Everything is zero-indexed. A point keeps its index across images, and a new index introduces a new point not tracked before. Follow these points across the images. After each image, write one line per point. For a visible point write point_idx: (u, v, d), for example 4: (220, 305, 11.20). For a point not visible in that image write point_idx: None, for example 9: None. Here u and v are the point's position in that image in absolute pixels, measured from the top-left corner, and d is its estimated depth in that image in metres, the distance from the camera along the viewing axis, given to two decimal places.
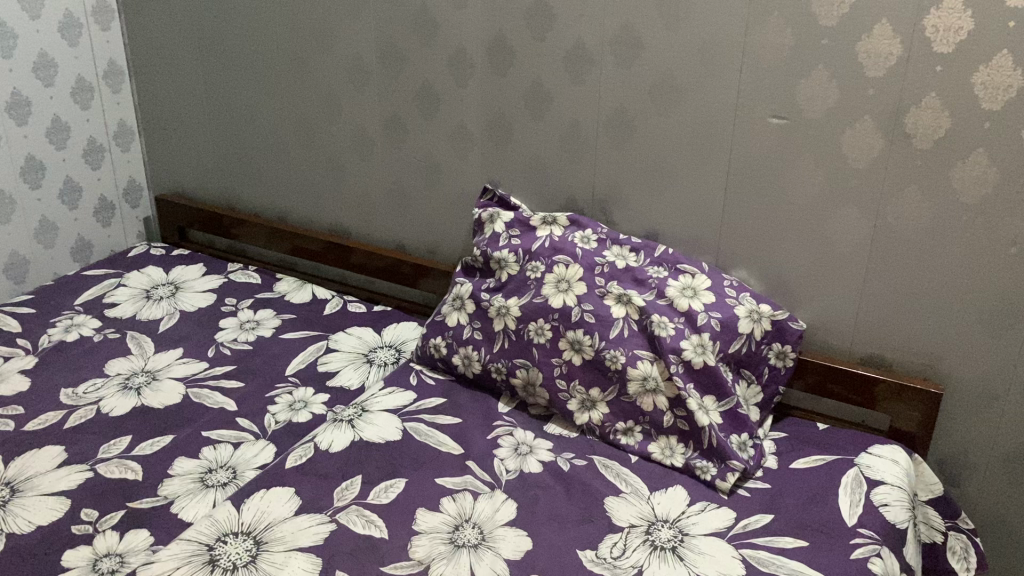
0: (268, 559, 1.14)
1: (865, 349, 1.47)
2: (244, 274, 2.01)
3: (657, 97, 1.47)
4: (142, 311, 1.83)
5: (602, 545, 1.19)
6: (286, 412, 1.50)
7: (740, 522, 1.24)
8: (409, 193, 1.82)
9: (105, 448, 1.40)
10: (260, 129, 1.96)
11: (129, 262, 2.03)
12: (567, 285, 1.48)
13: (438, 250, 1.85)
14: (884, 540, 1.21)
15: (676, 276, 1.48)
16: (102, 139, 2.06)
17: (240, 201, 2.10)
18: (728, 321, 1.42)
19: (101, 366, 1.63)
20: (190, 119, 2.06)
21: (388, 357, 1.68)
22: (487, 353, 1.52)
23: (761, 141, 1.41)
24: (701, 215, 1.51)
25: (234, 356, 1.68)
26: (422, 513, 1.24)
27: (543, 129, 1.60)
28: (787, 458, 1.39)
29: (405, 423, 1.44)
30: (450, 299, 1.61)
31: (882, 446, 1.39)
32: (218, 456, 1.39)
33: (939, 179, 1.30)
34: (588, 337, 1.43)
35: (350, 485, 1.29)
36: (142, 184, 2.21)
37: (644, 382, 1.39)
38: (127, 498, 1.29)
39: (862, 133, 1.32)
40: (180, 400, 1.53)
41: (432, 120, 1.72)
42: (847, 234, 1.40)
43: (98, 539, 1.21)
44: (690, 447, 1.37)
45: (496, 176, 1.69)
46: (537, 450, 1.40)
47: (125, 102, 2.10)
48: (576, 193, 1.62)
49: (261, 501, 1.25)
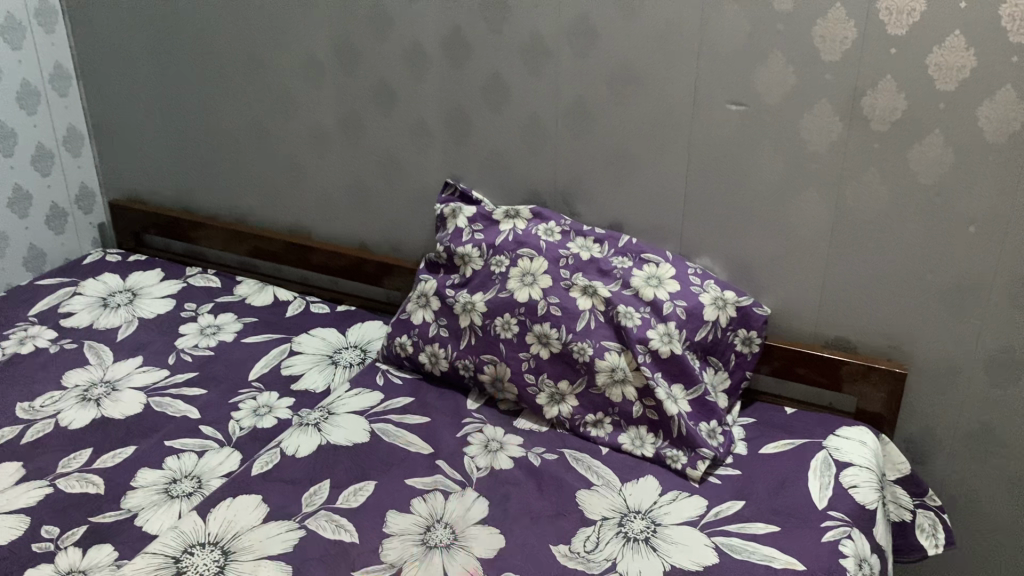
0: (237, 569, 1.12)
1: (829, 332, 1.48)
2: (203, 277, 1.97)
3: (615, 87, 1.46)
4: (99, 320, 1.78)
5: (575, 539, 1.19)
6: (250, 418, 1.47)
7: (712, 510, 1.25)
8: (369, 191, 1.80)
9: (64, 462, 1.37)
10: (214, 130, 1.93)
11: (85, 269, 1.98)
12: (532, 279, 1.47)
13: (401, 248, 1.82)
14: (854, 522, 1.22)
15: (640, 266, 1.48)
16: (51, 145, 2.00)
17: (197, 204, 2.06)
18: (693, 309, 1.42)
19: (58, 378, 1.59)
20: (143, 121, 2.01)
21: (354, 358, 1.66)
22: (454, 350, 1.51)
23: (720, 127, 1.40)
24: (663, 204, 1.51)
25: (195, 362, 1.65)
26: (393, 515, 1.23)
27: (502, 122, 1.59)
28: (756, 444, 1.39)
29: (372, 425, 1.42)
30: (414, 296, 1.59)
31: (848, 427, 1.41)
32: (183, 466, 1.36)
33: (897, 161, 1.30)
34: (555, 331, 1.42)
35: (318, 490, 1.27)
36: (94, 189, 2.16)
37: (613, 373, 1.39)
38: (90, 513, 1.26)
39: (820, 118, 1.33)
40: (141, 410, 1.50)
41: (390, 116, 1.69)
42: (809, 218, 1.40)
43: (60, 556, 1.17)
44: (660, 436, 1.37)
45: (457, 170, 1.68)
46: (508, 446, 1.39)
47: (73, 107, 2.05)
48: (538, 186, 1.61)
49: (228, 510, 1.23)
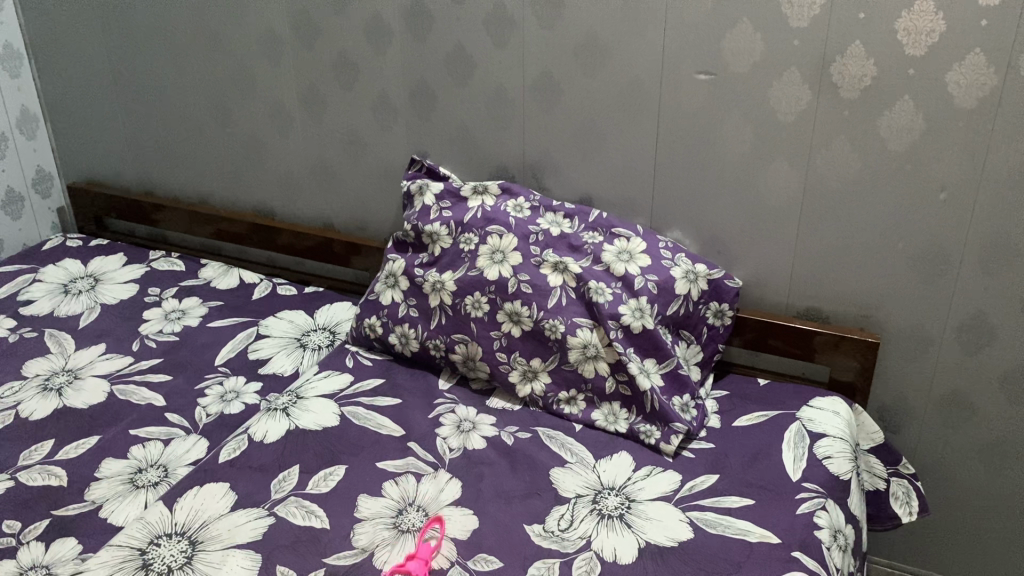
0: (204, 559, 1.10)
1: (801, 303, 1.47)
2: (167, 261, 1.92)
3: (581, 58, 1.43)
4: (59, 307, 1.74)
5: (550, 519, 1.18)
6: (217, 404, 1.44)
7: (687, 484, 1.24)
8: (334, 169, 1.76)
9: (25, 454, 1.33)
10: (174, 110, 1.88)
11: (44, 256, 1.93)
12: (502, 256, 1.44)
13: (368, 227, 1.79)
14: (828, 493, 1.22)
15: (611, 241, 1.46)
16: (3, 127, 1.94)
17: (159, 186, 2.01)
18: (665, 283, 1.40)
19: (18, 368, 1.55)
20: (99, 102, 1.96)
21: (323, 340, 1.63)
22: (425, 330, 1.48)
23: (688, 97, 1.38)
24: (632, 176, 1.49)
25: (159, 348, 1.61)
26: (364, 499, 1.21)
27: (468, 96, 1.55)
28: (730, 416, 1.38)
29: (342, 408, 1.40)
30: (383, 277, 1.56)
31: (822, 398, 1.40)
32: (148, 455, 1.33)
33: (866, 129, 1.29)
34: (526, 308, 1.40)
35: (288, 476, 1.25)
36: (52, 173, 2.10)
37: (585, 350, 1.37)
38: (52, 506, 1.23)
39: (789, 85, 1.31)
40: (104, 399, 1.46)
41: (352, 92, 1.65)
42: (779, 188, 1.39)
43: (22, 552, 1.14)
44: (633, 412, 1.35)
45: (423, 146, 1.64)
46: (480, 425, 1.37)
47: (26, 87, 1.98)
48: (506, 160, 1.59)
49: (195, 499, 1.20)
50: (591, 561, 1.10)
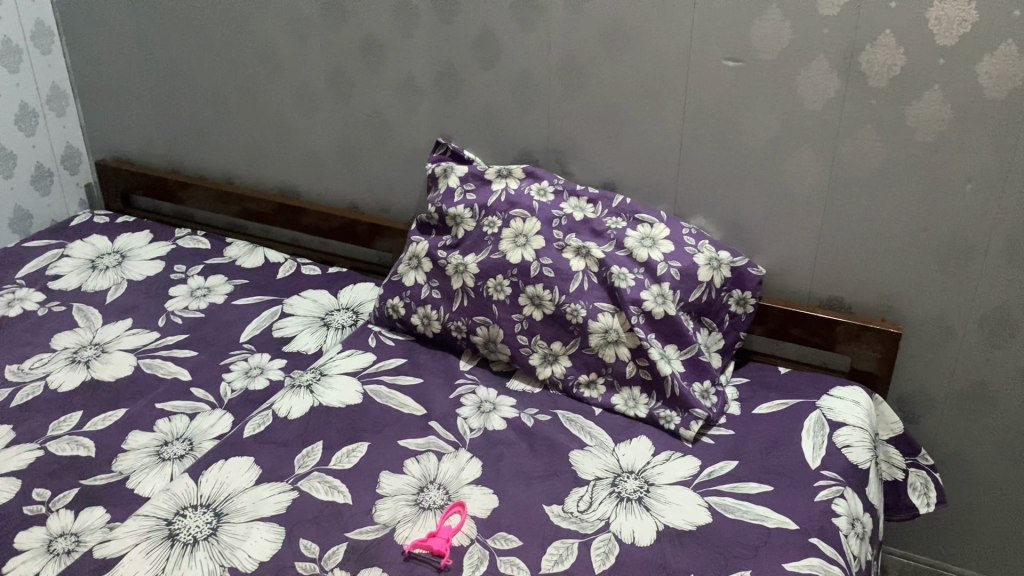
0: (230, 531, 1.12)
1: (823, 292, 1.47)
2: (192, 239, 1.94)
3: (608, 43, 1.43)
4: (87, 282, 1.76)
5: (568, 500, 1.19)
6: (242, 380, 1.46)
7: (705, 470, 1.25)
8: (359, 150, 1.77)
9: (55, 425, 1.36)
10: (201, 89, 1.89)
11: (73, 231, 1.96)
12: (525, 239, 1.45)
13: (392, 208, 1.81)
14: (847, 481, 1.22)
15: (634, 227, 1.46)
16: (34, 104, 1.96)
17: (185, 164, 2.03)
18: (687, 270, 1.40)
19: (47, 341, 1.58)
20: (128, 80, 1.98)
21: (346, 319, 1.64)
22: (447, 312, 1.49)
23: (715, 83, 1.38)
24: (656, 162, 1.49)
25: (185, 324, 1.64)
26: (386, 476, 1.22)
27: (493, 79, 1.56)
28: (749, 404, 1.39)
29: (365, 386, 1.42)
30: (406, 258, 1.57)
31: (842, 387, 1.40)
32: (174, 428, 1.35)
33: (894, 119, 1.29)
34: (548, 292, 1.41)
35: (311, 451, 1.27)
36: (80, 149, 2.12)
37: (606, 334, 1.38)
38: (81, 476, 1.25)
39: (816, 73, 1.30)
40: (131, 372, 1.49)
41: (379, 73, 1.66)
42: (804, 176, 1.38)
43: (52, 519, 1.17)
44: (653, 397, 1.36)
45: (448, 128, 1.65)
46: (501, 407, 1.38)
47: (56, 65, 2.00)
48: (530, 144, 1.59)
49: (221, 471, 1.22)
50: (609, 542, 1.11)
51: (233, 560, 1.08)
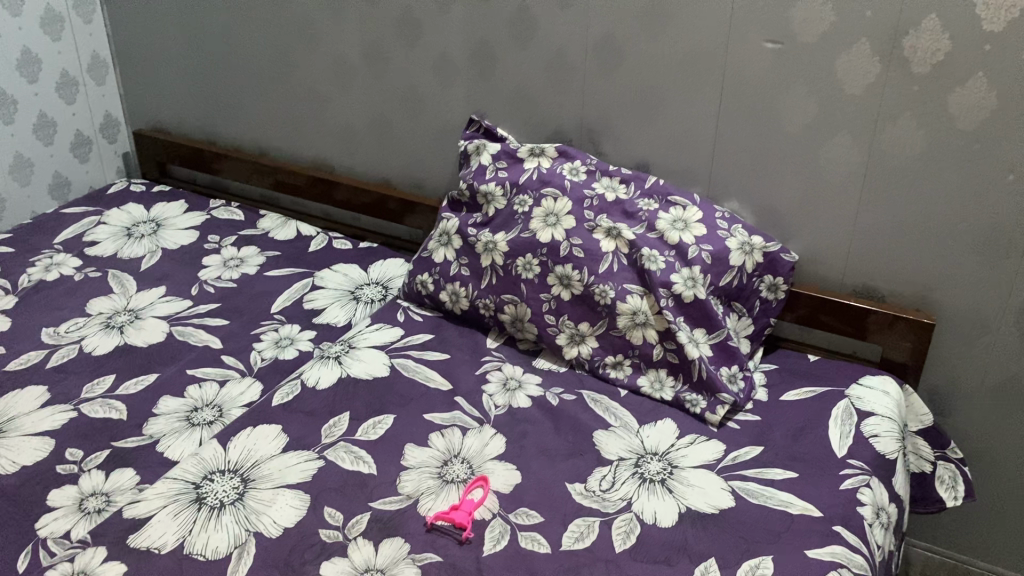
0: (256, 496, 1.13)
1: (857, 281, 1.45)
2: (226, 210, 1.96)
3: (646, 22, 1.41)
4: (123, 249, 1.79)
5: (591, 479, 1.19)
6: (272, 349, 1.48)
7: (730, 454, 1.24)
8: (392, 126, 1.78)
9: (88, 387, 1.39)
10: (239, 61, 1.90)
11: (109, 199, 1.99)
12: (555, 219, 1.45)
13: (424, 184, 1.81)
14: (873, 471, 1.21)
15: (667, 209, 1.45)
16: (74, 72, 1.99)
17: (222, 136, 2.04)
18: (719, 254, 1.39)
19: (83, 305, 1.61)
20: (166, 50, 1.99)
21: (375, 294, 1.65)
22: (475, 290, 1.50)
23: (753, 65, 1.36)
24: (690, 144, 1.48)
25: (217, 293, 1.66)
26: (411, 448, 1.23)
27: (529, 57, 1.55)
28: (777, 390, 1.38)
29: (392, 360, 1.43)
30: (436, 235, 1.58)
31: (872, 376, 1.39)
32: (204, 394, 1.37)
33: (937, 105, 1.26)
34: (577, 272, 1.40)
35: (338, 422, 1.28)
36: (119, 119, 2.15)
37: (634, 317, 1.37)
38: (112, 438, 1.27)
39: (858, 57, 1.28)
40: (164, 339, 1.51)
41: (414, 48, 1.66)
42: (841, 161, 1.37)
43: (84, 478, 1.20)
44: (680, 380, 1.36)
45: (482, 106, 1.65)
46: (526, 385, 1.39)
47: (98, 34, 2.02)
48: (564, 124, 1.58)
49: (249, 438, 1.24)
50: (630, 522, 1.12)
51: (258, 526, 1.09)
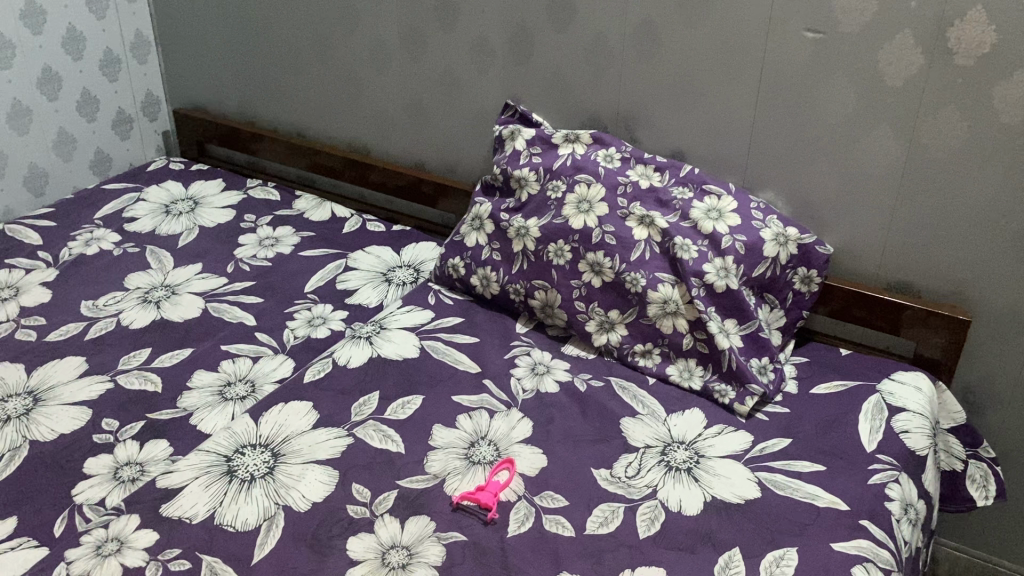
0: (286, 471, 1.15)
1: (892, 276, 1.44)
2: (263, 190, 1.98)
3: (685, 9, 1.40)
4: (161, 226, 1.82)
5: (617, 465, 1.19)
6: (304, 328, 1.50)
7: (757, 445, 1.24)
8: (428, 109, 1.79)
9: (125, 359, 1.42)
10: (278, 42, 1.92)
11: (149, 176, 2.02)
12: (588, 206, 1.45)
13: (458, 169, 1.82)
14: (902, 467, 1.20)
15: (701, 198, 1.44)
16: (118, 50, 2.02)
17: (260, 116, 2.06)
18: (753, 244, 1.38)
19: (122, 280, 1.64)
20: (207, 30, 2.01)
21: (407, 276, 1.67)
22: (506, 275, 1.50)
23: (794, 55, 1.35)
24: (727, 133, 1.47)
25: (253, 272, 1.68)
26: (439, 429, 1.25)
27: (566, 42, 1.55)
28: (807, 383, 1.37)
29: (422, 341, 1.44)
30: (469, 219, 1.58)
31: (904, 372, 1.37)
32: (238, 370, 1.39)
33: (980, 99, 1.24)
34: (609, 259, 1.40)
35: (367, 401, 1.29)
36: (160, 97, 2.18)
37: (665, 305, 1.37)
38: (147, 409, 1.30)
39: (900, 49, 1.26)
40: (199, 314, 1.53)
41: (452, 32, 1.66)
42: (880, 154, 1.35)
43: (119, 448, 1.22)
44: (709, 370, 1.35)
45: (517, 91, 1.65)
46: (554, 370, 1.39)
47: (141, 13, 2.05)
48: (599, 110, 1.58)
49: (280, 414, 1.26)
50: (655, 509, 1.12)
51: (287, 500, 1.11)
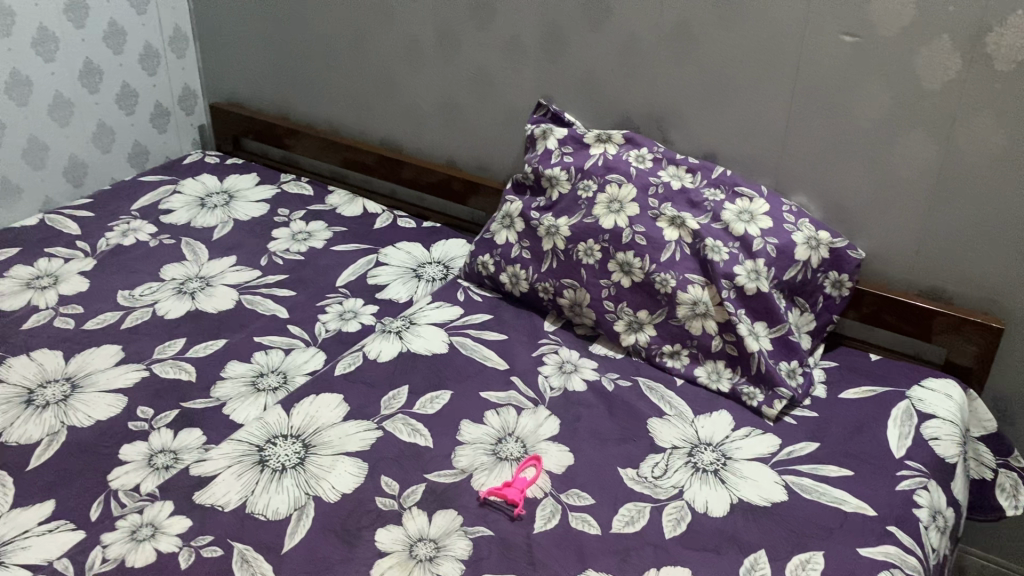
0: (317, 462, 1.17)
1: (926, 281, 1.43)
2: (296, 184, 2.01)
3: (720, 10, 1.40)
4: (196, 218, 1.85)
5: (643, 465, 1.20)
6: (335, 321, 1.52)
7: (785, 449, 1.23)
8: (461, 107, 1.80)
9: (160, 348, 1.44)
10: (314, 38, 1.94)
11: (185, 169, 2.05)
12: (619, 206, 1.45)
13: (489, 167, 1.83)
14: (931, 474, 1.20)
15: (733, 200, 1.44)
16: (157, 45, 2.05)
17: (294, 111, 2.09)
18: (785, 247, 1.38)
19: (157, 271, 1.67)
20: (244, 26, 2.04)
21: (437, 273, 1.68)
22: (535, 273, 1.51)
23: (829, 58, 1.34)
24: (760, 136, 1.47)
25: (285, 265, 1.70)
26: (467, 425, 1.26)
27: (600, 42, 1.55)
28: (836, 388, 1.36)
29: (451, 337, 1.45)
30: (499, 217, 1.59)
31: (934, 379, 1.37)
32: (270, 361, 1.41)
33: (1019, 104, 1.23)
34: (639, 260, 1.41)
35: (396, 395, 1.31)
36: (196, 91, 2.21)
37: (694, 307, 1.37)
38: (181, 398, 1.32)
39: (938, 53, 1.25)
40: (233, 306, 1.56)
41: (486, 31, 1.67)
42: (914, 158, 1.34)
43: (154, 436, 1.25)
44: (737, 372, 1.35)
45: (550, 90, 1.66)
46: (582, 368, 1.40)
47: (180, 8, 2.08)
48: (632, 111, 1.58)
49: (311, 405, 1.27)
50: (681, 510, 1.12)
51: (318, 490, 1.13)
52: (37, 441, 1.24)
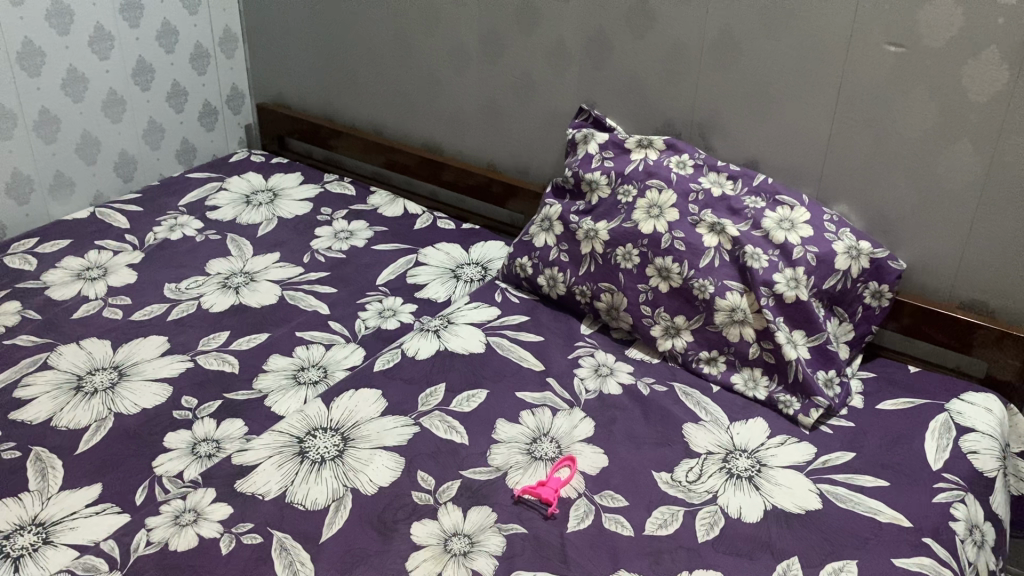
0: (355, 455, 1.19)
1: (968, 294, 1.42)
2: (340, 184, 2.04)
3: (766, 20, 1.41)
4: (241, 215, 1.89)
5: (678, 469, 1.20)
6: (375, 319, 1.54)
7: (821, 458, 1.23)
8: (503, 111, 1.82)
9: (205, 340, 1.48)
10: (360, 41, 1.97)
11: (231, 167, 2.09)
12: (658, 211, 1.46)
13: (529, 170, 1.84)
14: (968, 487, 1.19)
15: (773, 208, 1.44)
16: (207, 45, 2.10)
17: (339, 113, 2.12)
18: (825, 256, 1.38)
19: (203, 265, 1.70)
20: (292, 28, 2.08)
21: (475, 274, 1.70)
22: (573, 276, 1.52)
23: (874, 68, 1.34)
24: (803, 144, 1.47)
25: (327, 263, 1.73)
26: (502, 424, 1.27)
27: (644, 49, 1.56)
28: (874, 398, 1.36)
29: (488, 337, 1.47)
30: (538, 220, 1.60)
31: (975, 393, 1.35)
32: (310, 356, 1.44)
33: None
34: (677, 265, 1.41)
35: (434, 392, 1.33)
36: (244, 91, 2.25)
37: (732, 313, 1.37)
38: (225, 390, 1.35)
39: (985, 65, 1.25)
40: (275, 301, 1.59)
41: (531, 37, 1.69)
42: (959, 170, 1.33)
43: (197, 425, 1.28)
44: (774, 380, 1.35)
45: (592, 96, 1.67)
46: (617, 372, 1.41)
47: (231, 9, 2.12)
48: (674, 117, 1.59)
49: (350, 400, 1.30)
50: (715, 515, 1.13)
51: (356, 482, 1.15)
52: (86, 426, 1.27)
